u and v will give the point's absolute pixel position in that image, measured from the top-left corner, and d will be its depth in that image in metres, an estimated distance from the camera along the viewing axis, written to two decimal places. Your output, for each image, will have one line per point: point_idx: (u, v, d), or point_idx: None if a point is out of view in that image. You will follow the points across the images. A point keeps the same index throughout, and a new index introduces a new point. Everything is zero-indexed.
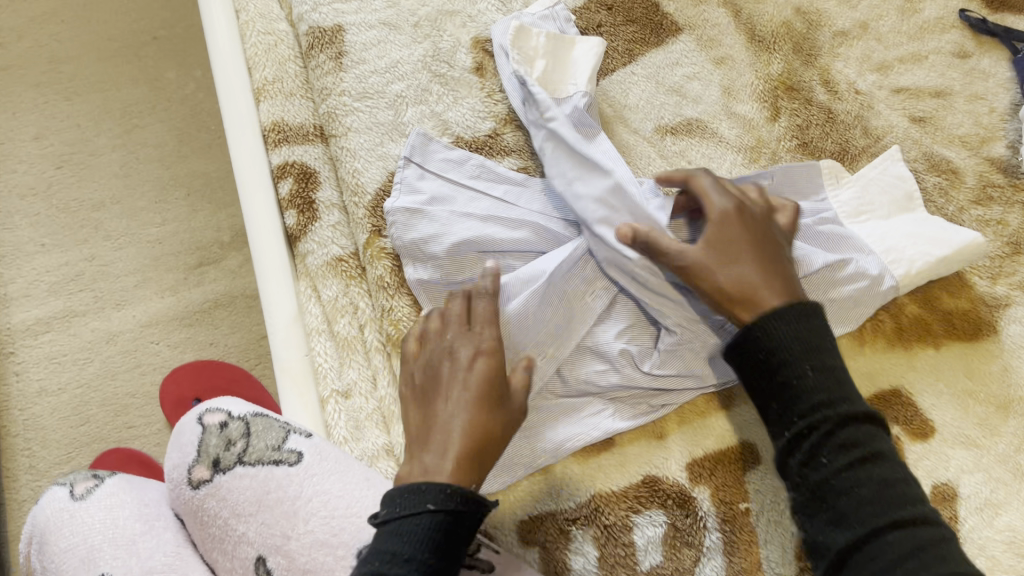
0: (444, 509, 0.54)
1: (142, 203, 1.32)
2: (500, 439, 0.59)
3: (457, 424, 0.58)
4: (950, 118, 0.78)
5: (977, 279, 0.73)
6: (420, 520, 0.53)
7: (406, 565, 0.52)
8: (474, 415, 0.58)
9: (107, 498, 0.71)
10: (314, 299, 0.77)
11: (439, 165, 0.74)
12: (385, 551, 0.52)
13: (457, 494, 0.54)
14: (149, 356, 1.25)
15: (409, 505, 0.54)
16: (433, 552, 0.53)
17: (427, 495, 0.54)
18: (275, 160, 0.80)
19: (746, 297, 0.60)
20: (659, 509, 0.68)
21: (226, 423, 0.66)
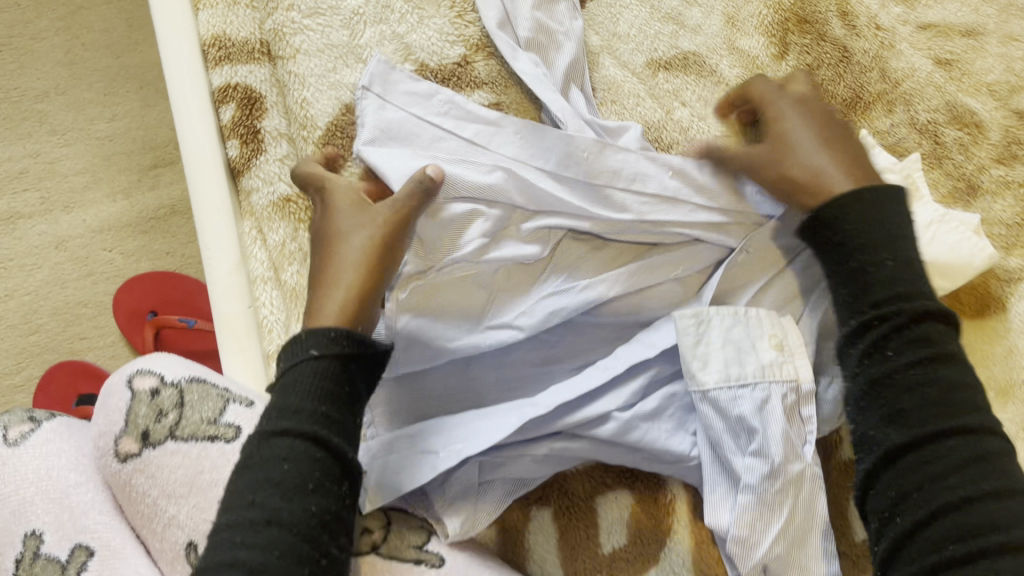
0: (330, 352, 0.54)
1: (90, 95, 1.21)
2: (399, 255, 0.59)
3: (349, 258, 0.58)
4: (978, 62, 0.69)
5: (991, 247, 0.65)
6: (304, 368, 0.53)
7: (297, 416, 0.51)
8: (378, 233, 0.59)
9: (42, 446, 0.67)
10: (259, 242, 0.69)
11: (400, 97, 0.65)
12: (275, 408, 0.52)
13: (342, 337, 0.55)
14: (101, 264, 1.18)
15: (293, 357, 0.54)
16: (323, 401, 0.52)
17: (311, 342, 0.54)
18: (216, 80, 0.70)
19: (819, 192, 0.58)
20: (626, 490, 0.63)
21: (158, 390, 0.60)
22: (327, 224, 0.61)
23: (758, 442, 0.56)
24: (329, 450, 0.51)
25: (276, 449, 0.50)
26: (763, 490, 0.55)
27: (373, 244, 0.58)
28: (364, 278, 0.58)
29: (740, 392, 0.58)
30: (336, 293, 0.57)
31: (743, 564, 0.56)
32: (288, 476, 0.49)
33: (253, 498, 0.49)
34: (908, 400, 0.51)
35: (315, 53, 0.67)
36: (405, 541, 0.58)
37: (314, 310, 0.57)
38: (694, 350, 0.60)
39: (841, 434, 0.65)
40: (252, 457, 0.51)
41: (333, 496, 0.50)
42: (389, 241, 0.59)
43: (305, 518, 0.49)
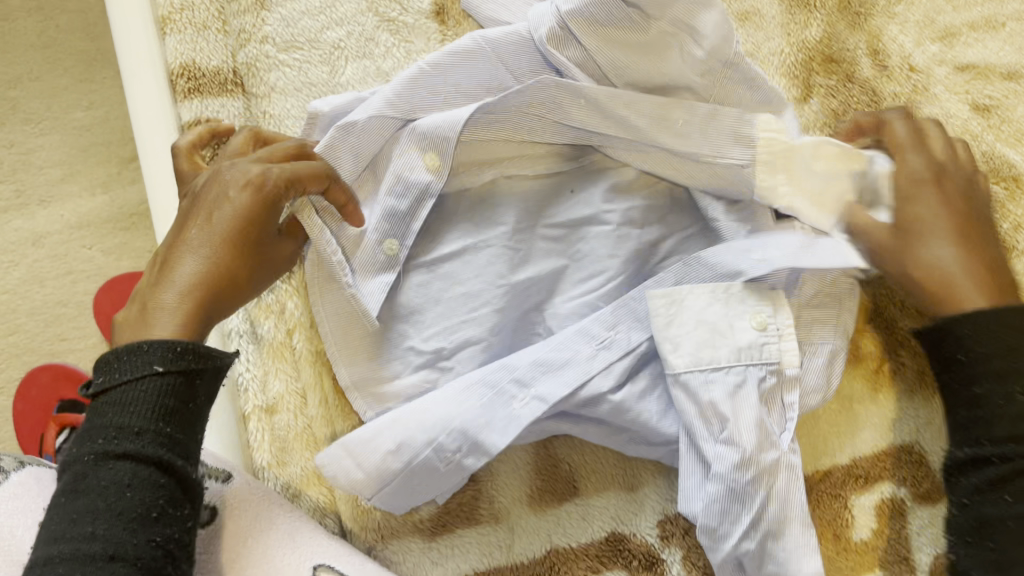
0: (174, 370, 0.48)
1: (64, 81, 1.15)
2: (246, 274, 0.54)
3: (212, 231, 0.52)
4: (1020, 107, 0.64)
5: None
6: (144, 388, 0.47)
7: (139, 438, 0.46)
8: (244, 208, 0.53)
9: (7, 502, 0.60)
10: None
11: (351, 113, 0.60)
12: (109, 426, 0.46)
13: (186, 349, 0.48)
14: (81, 262, 1.13)
15: (131, 370, 0.47)
16: (168, 421, 0.47)
17: (151, 356, 0.47)
18: (183, 115, 0.62)
19: (940, 290, 0.57)
20: (622, 570, 0.59)
21: None
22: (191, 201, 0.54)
23: (729, 431, 0.55)
24: (173, 475, 0.47)
25: (117, 474, 0.46)
26: (734, 481, 0.54)
27: (212, 269, 0.52)
28: (208, 297, 0.51)
29: (712, 376, 0.57)
30: (160, 292, 0.50)
31: (715, 556, 0.56)
32: (132, 506, 0.45)
33: (90, 539, 0.44)
34: (1005, 510, 0.51)
35: (291, 91, 0.63)
36: None
37: (164, 283, 0.51)
38: (665, 330, 0.59)
39: (854, 513, 0.61)
40: (84, 480, 0.46)
41: (179, 522, 0.47)
42: (238, 271, 0.53)
43: (149, 551, 0.45)
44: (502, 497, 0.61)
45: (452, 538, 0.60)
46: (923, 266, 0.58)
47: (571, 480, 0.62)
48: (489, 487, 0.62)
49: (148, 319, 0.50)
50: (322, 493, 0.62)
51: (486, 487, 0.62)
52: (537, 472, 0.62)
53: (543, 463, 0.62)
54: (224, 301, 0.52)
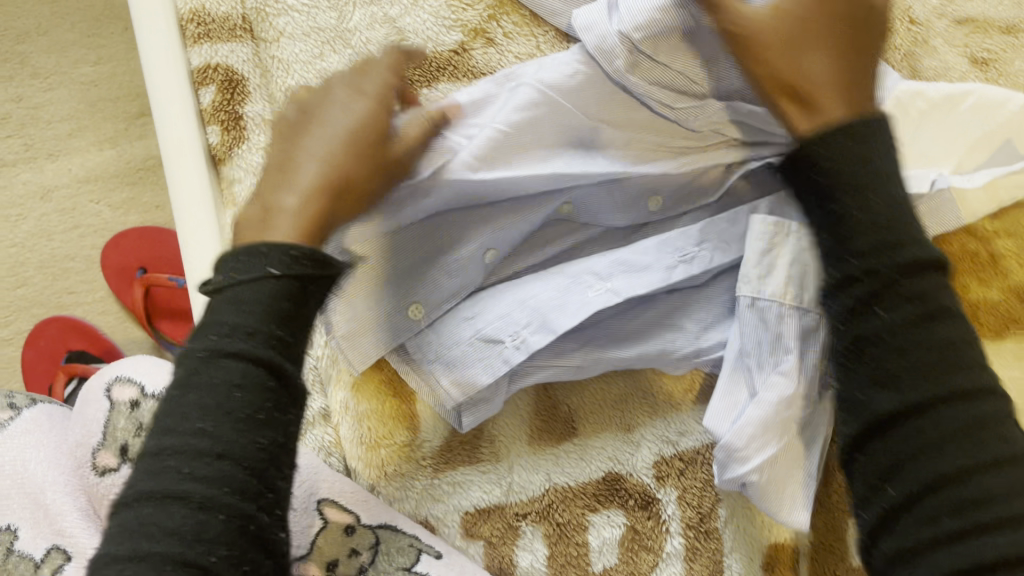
0: (292, 274, 0.44)
1: (72, 36, 1.15)
2: (370, 181, 0.52)
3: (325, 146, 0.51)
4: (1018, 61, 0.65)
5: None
6: (258, 287, 0.43)
7: (252, 339, 0.42)
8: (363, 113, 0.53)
9: (19, 436, 0.62)
10: None
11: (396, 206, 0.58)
12: (224, 322, 0.43)
13: (303, 256, 0.45)
14: (88, 216, 1.14)
15: (245, 268, 0.44)
16: (281, 323, 0.44)
17: (270, 257, 0.44)
18: (194, 59, 0.65)
19: (817, 96, 0.51)
20: (617, 508, 0.61)
21: (138, 403, 0.58)
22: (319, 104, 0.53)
23: (789, 365, 0.57)
24: (281, 380, 0.43)
25: (227, 371, 0.42)
26: (776, 412, 0.56)
27: (328, 169, 0.50)
28: (315, 186, 0.50)
29: (787, 313, 0.57)
30: (281, 193, 0.49)
31: (724, 472, 0.57)
32: (241, 406, 0.41)
33: (195, 436, 0.41)
34: (898, 361, 0.45)
35: (300, 36, 0.62)
36: (393, 564, 0.60)
37: (270, 214, 0.48)
38: (760, 258, 0.59)
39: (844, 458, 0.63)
40: (195, 376, 0.42)
41: (282, 427, 0.43)
42: (353, 175, 0.51)
43: (255, 452, 0.42)
44: (502, 436, 0.63)
45: (454, 475, 0.62)
46: (787, 70, 0.53)
47: (570, 422, 0.63)
48: (489, 427, 0.63)
49: (269, 223, 0.48)
50: (328, 431, 0.64)
51: (486, 427, 0.63)
52: (537, 412, 0.63)
53: (543, 404, 0.64)
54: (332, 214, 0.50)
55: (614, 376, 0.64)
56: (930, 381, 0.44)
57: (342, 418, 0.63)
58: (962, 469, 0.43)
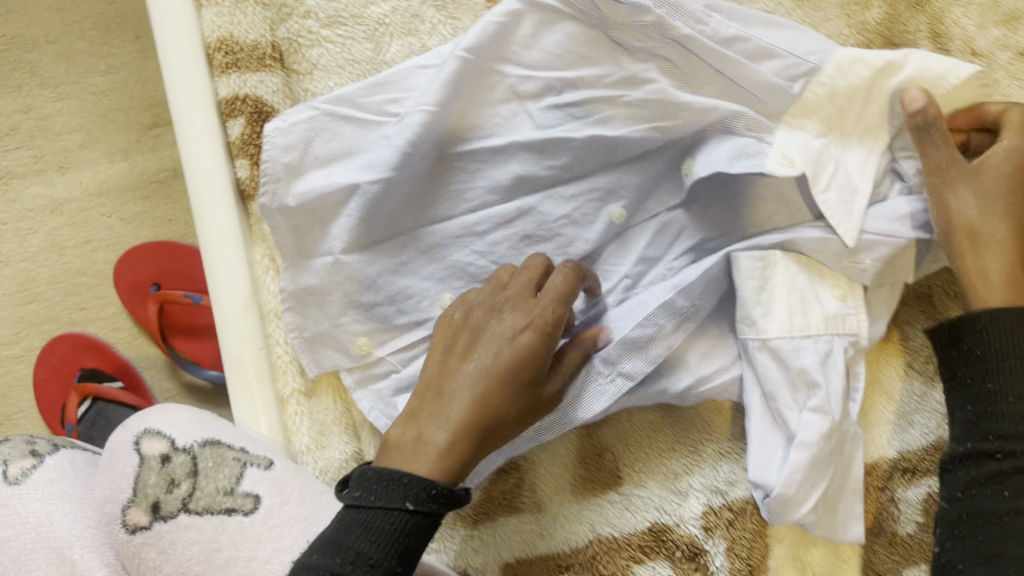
0: (423, 510, 0.46)
1: (83, 44, 1.12)
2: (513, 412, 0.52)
3: (486, 366, 0.52)
4: None
5: None
6: (390, 517, 0.46)
7: (371, 571, 0.45)
8: (496, 381, 0.51)
9: (44, 486, 0.60)
10: (273, 273, 0.63)
11: (327, 172, 0.60)
12: (349, 547, 0.45)
13: (440, 494, 0.47)
14: (100, 231, 1.11)
15: (385, 498, 0.46)
16: (400, 559, 0.46)
17: (408, 490, 0.47)
18: (222, 90, 0.62)
19: (984, 244, 0.53)
20: (664, 560, 0.59)
21: (170, 456, 0.55)
22: (483, 311, 0.54)
23: (818, 399, 0.54)
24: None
25: None
26: (816, 448, 0.53)
27: (472, 420, 0.51)
28: (464, 427, 0.50)
29: (803, 344, 0.55)
30: (426, 424, 0.51)
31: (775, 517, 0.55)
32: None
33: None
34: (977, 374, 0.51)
35: (335, 69, 0.61)
36: None
37: (412, 446, 0.50)
38: (757, 295, 0.56)
39: (900, 508, 0.60)
40: None
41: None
42: (524, 372, 0.52)
43: None
44: (543, 484, 0.61)
45: (495, 526, 0.60)
46: (970, 220, 0.54)
47: (614, 468, 0.61)
48: (532, 475, 0.61)
49: (411, 456, 0.49)
50: None
51: (527, 475, 0.61)
52: (581, 459, 0.61)
53: (588, 450, 0.61)
54: (476, 443, 0.51)
55: (656, 418, 0.61)
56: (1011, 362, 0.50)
57: None
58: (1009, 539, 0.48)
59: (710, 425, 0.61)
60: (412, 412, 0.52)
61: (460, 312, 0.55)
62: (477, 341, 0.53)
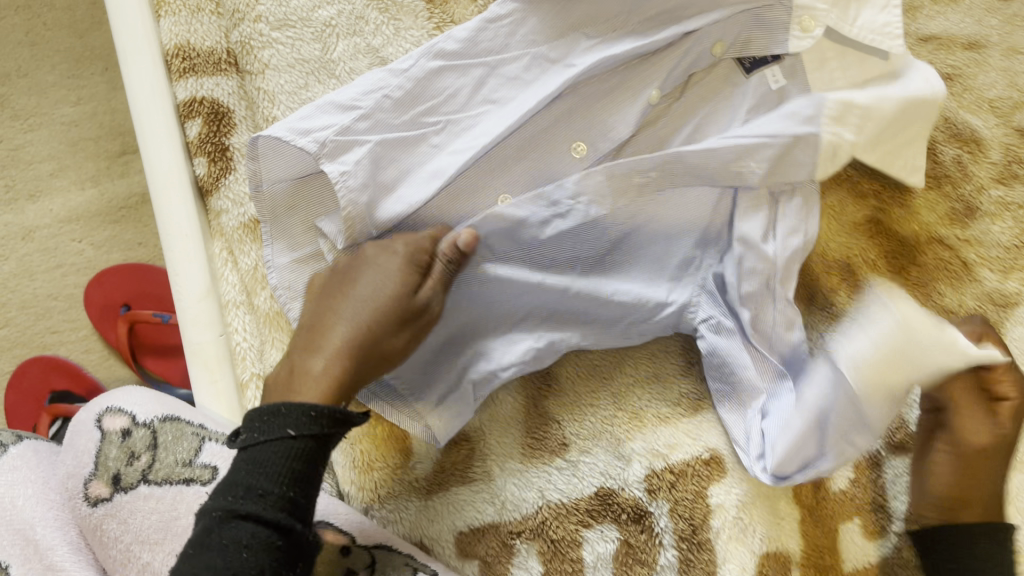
0: (307, 434, 0.48)
1: (52, 77, 1.15)
2: (402, 342, 0.54)
3: (365, 297, 0.54)
4: (981, 76, 0.66)
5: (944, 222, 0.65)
6: (276, 452, 0.47)
7: (263, 501, 0.47)
8: (376, 313, 0.53)
9: (8, 474, 0.63)
10: (231, 265, 0.66)
11: (397, 196, 0.59)
12: (240, 485, 0.47)
13: (322, 415, 0.48)
14: (71, 256, 1.14)
15: (269, 430, 0.48)
16: (293, 484, 0.47)
17: (287, 419, 0.48)
18: (180, 93, 0.66)
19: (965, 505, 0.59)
20: (610, 523, 0.62)
21: (129, 431, 0.58)
22: (352, 263, 0.56)
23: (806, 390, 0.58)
24: (290, 537, 0.47)
25: (234, 534, 0.46)
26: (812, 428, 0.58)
27: (356, 341, 0.53)
28: (345, 346, 0.52)
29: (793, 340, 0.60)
30: (308, 357, 0.52)
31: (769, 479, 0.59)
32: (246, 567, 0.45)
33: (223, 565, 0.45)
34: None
35: (284, 69, 0.63)
36: None
37: (298, 377, 0.51)
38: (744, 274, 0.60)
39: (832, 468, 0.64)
40: (211, 536, 0.47)
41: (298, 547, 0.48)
42: (405, 296, 0.54)
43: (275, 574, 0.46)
44: (494, 456, 0.64)
45: (447, 496, 0.63)
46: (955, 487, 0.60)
47: (559, 437, 0.64)
48: (481, 445, 0.64)
49: (292, 387, 0.51)
50: None
51: (477, 448, 0.64)
52: (529, 431, 0.64)
53: (536, 422, 0.64)
54: (369, 364, 0.53)
55: (591, 382, 0.65)
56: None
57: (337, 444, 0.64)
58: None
59: (649, 396, 0.64)
60: (308, 341, 0.53)
61: (337, 262, 0.57)
62: (352, 280, 0.55)
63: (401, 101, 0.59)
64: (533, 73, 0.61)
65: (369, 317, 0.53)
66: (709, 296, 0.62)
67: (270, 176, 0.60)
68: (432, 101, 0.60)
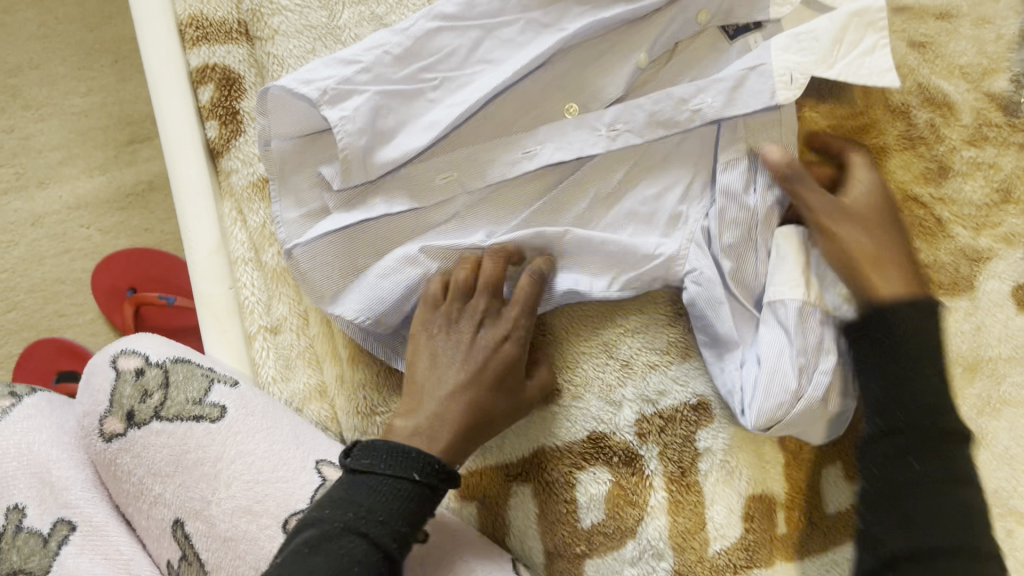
0: (426, 482, 0.54)
1: (63, 69, 1.19)
2: (505, 407, 0.61)
3: (449, 366, 0.61)
4: (952, 44, 0.70)
5: (919, 183, 0.69)
6: (399, 484, 0.54)
7: (382, 526, 0.52)
8: (474, 392, 0.60)
9: (22, 421, 0.65)
10: (240, 223, 0.69)
11: (395, 143, 0.63)
12: (361, 505, 0.52)
13: (440, 467, 0.55)
14: (79, 241, 1.17)
15: (396, 469, 0.54)
16: (405, 520, 0.53)
17: (414, 464, 0.54)
18: (193, 61, 0.70)
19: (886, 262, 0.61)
20: (603, 466, 0.65)
21: (142, 370, 0.60)
22: (428, 313, 0.63)
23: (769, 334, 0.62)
24: (391, 565, 0.52)
25: (353, 548, 0.51)
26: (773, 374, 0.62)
27: (469, 416, 0.59)
28: (462, 415, 0.59)
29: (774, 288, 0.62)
30: (412, 421, 0.59)
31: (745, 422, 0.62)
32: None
33: (338, 573, 0.50)
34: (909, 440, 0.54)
35: (293, 35, 0.67)
36: None
37: (434, 442, 0.58)
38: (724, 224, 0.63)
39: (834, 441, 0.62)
40: (328, 541, 0.51)
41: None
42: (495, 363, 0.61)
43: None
44: None
45: None
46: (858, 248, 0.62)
47: (552, 384, 0.67)
48: None
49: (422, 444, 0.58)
50: (324, 408, 0.67)
51: None
52: None
53: None
54: (486, 419, 0.60)
55: (583, 332, 0.68)
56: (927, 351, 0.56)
57: (340, 391, 0.67)
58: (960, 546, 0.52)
59: (640, 344, 0.67)
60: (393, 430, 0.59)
61: (419, 355, 0.62)
62: (428, 350, 0.62)
63: (400, 57, 0.63)
64: (527, 37, 0.65)
65: (468, 400, 0.60)
66: (697, 251, 0.63)
67: (277, 131, 0.63)
68: (430, 58, 0.64)
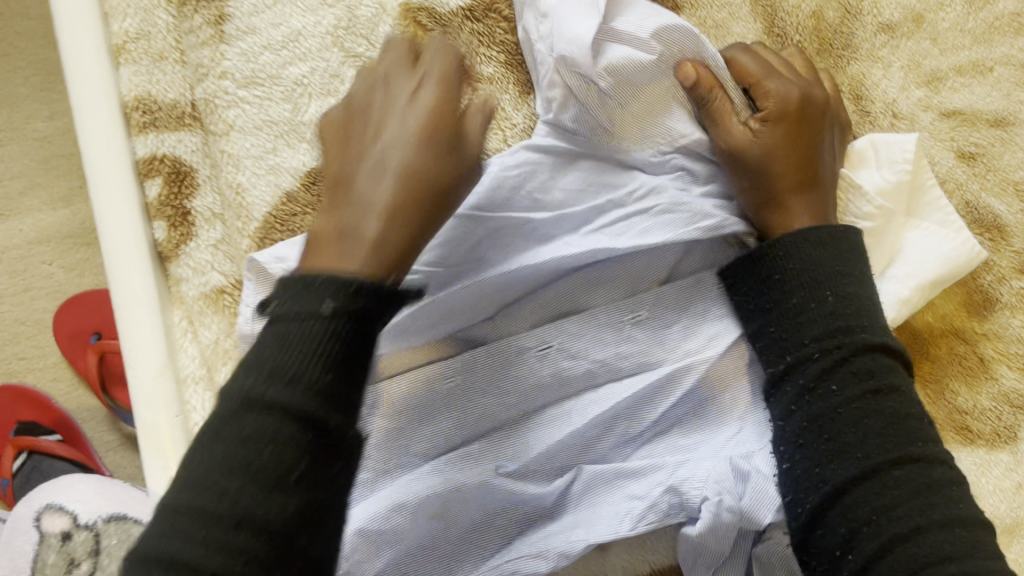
0: (344, 313, 0.40)
1: (23, 90, 1.10)
2: (431, 194, 0.47)
3: (387, 164, 0.47)
4: (1006, 156, 0.63)
5: (962, 318, 0.61)
6: (309, 329, 0.39)
7: (291, 386, 0.38)
8: (417, 154, 0.47)
9: None
10: (190, 336, 0.61)
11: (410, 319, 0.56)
12: (271, 363, 0.39)
13: (362, 289, 0.41)
14: (40, 279, 1.09)
15: (294, 291, 0.40)
16: (331, 367, 0.39)
17: (319, 292, 0.40)
18: (139, 151, 0.61)
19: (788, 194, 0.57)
20: None
21: (71, 535, 0.58)
22: (377, 97, 0.50)
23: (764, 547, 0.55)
24: (323, 431, 0.38)
25: (258, 422, 0.38)
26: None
27: (396, 202, 0.46)
28: (393, 207, 0.46)
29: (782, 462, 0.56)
30: (376, 186, 0.46)
31: None
32: (271, 466, 0.37)
33: (221, 517, 0.36)
34: (852, 431, 0.51)
35: (251, 131, 0.59)
36: None
37: (352, 229, 0.45)
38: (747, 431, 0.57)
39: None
40: (223, 430, 0.38)
41: (324, 486, 0.39)
42: (440, 176, 0.47)
43: (276, 460, 0.37)
44: None
45: None
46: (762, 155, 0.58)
47: None
48: None
49: (342, 246, 0.44)
50: None
51: None
52: None
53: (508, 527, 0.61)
54: (417, 224, 0.46)
55: None
56: (841, 418, 0.51)
57: None
58: (939, 520, 0.47)
59: None
60: (314, 242, 0.46)
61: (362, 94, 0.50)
62: (379, 118, 0.49)
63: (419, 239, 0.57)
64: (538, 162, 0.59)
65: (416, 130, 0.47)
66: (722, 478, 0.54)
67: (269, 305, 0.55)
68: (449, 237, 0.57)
